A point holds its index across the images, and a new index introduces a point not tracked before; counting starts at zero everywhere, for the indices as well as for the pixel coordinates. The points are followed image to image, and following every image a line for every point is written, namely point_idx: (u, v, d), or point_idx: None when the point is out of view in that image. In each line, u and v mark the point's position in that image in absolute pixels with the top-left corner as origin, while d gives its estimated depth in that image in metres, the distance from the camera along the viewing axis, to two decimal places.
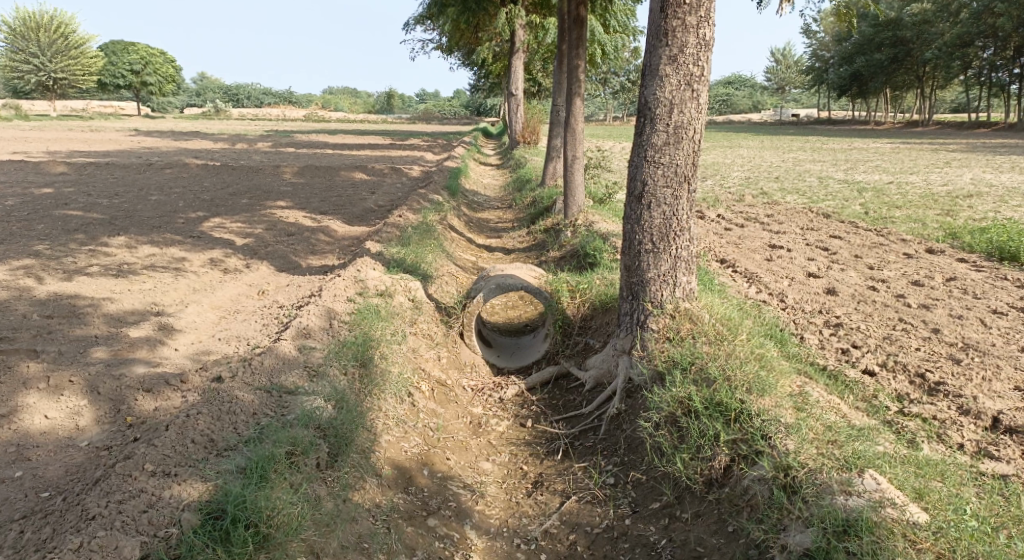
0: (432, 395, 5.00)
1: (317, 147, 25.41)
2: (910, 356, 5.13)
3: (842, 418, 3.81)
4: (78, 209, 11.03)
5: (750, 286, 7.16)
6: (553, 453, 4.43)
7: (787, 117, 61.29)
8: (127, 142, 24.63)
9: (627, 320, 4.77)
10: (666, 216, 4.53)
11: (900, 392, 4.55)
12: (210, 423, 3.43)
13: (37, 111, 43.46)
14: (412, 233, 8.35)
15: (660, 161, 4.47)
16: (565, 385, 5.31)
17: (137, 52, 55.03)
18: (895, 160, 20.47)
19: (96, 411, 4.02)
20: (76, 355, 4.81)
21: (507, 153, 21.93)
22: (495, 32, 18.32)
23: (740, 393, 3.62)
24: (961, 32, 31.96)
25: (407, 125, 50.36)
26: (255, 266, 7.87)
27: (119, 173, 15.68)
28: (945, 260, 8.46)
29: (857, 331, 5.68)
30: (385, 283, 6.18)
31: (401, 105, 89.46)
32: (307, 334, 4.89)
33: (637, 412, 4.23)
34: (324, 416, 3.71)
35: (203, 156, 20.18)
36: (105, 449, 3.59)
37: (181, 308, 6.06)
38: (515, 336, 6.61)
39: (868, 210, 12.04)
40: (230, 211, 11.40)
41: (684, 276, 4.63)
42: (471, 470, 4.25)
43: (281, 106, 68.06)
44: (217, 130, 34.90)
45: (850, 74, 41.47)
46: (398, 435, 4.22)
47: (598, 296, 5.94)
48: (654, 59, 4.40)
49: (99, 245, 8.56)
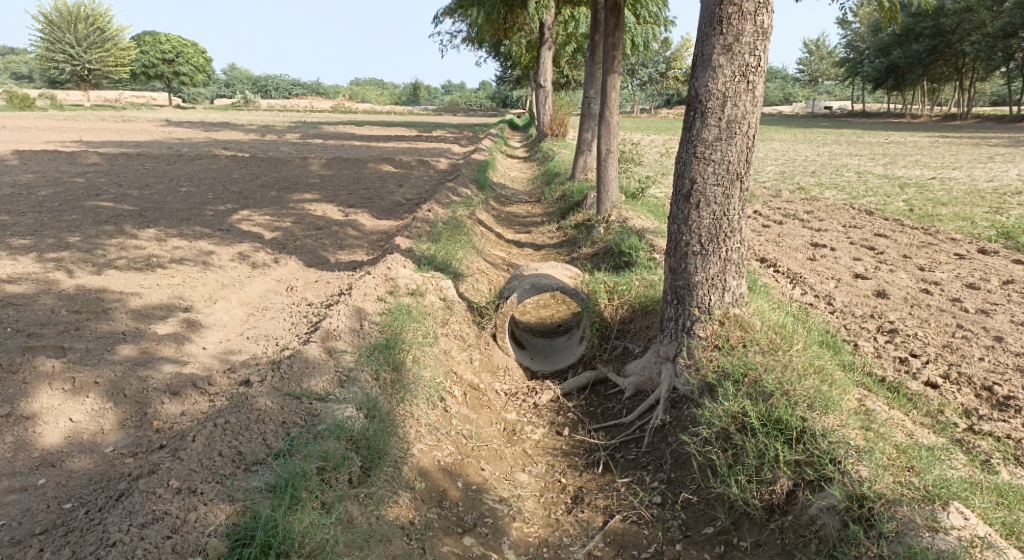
0: (465, 400, 4.80)
1: (344, 138, 25.31)
2: (974, 367, 4.79)
3: (909, 437, 3.52)
4: (109, 201, 11.05)
5: (794, 288, 6.83)
6: (592, 466, 4.22)
7: (819, 109, 59.84)
8: (158, 132, 24.83)
9: (672, 326, 4.50)
10: (716, 215, 4.25)
11: (968, 407, 4.22)
12: (238, 434, 3.26)
13: (72, 101, 44.19)
14: (442, 228, 8.16)
15: (710, 157, 4.20)
16: (603, 392, 5.08)
17: (169, 43, 55.82)
18: (936, 155, 19.77)
19: (121, 414, 3.89)
20: (104, 353, 4.70)
21: (534, 145, 21.62)
22: (524, 23, 18.01)
23: (801, 410, 3.35)
24: (1004, 22, 30.88)
25: (433, 118, 50.45)
26: (284, 261, 7.75)
27: (150, 163, 15.78)
28: (1000, 262, 8.01)
29: (914, 338, 5.33)
30: (416, 282, 5.99)
31: (427, 96, 89.18)
32: (337, 334, 4.71)
33: (684, 425, 3.98)
34: (356, 427, 3.52)
35: (232, 147, 20.23)
36: (131, 456, 3.46)
37: (209, 304, 5.94)
38: (549, 338, 6.39)
39: (912, 207, 11.55)
40: (258, 203, 11.33)
41: (734, 280, 4.36)
42: (507, 482, 4.05)
43: (309, 97, 68.61)
44: (246, 121, 35.24)
45: (887, 66, 40.29)
46: (430, 443, 4.04)
47: (637, 298, 5.68)
48: (707, 48, 4.12)
49: (128, 237, 8.52)
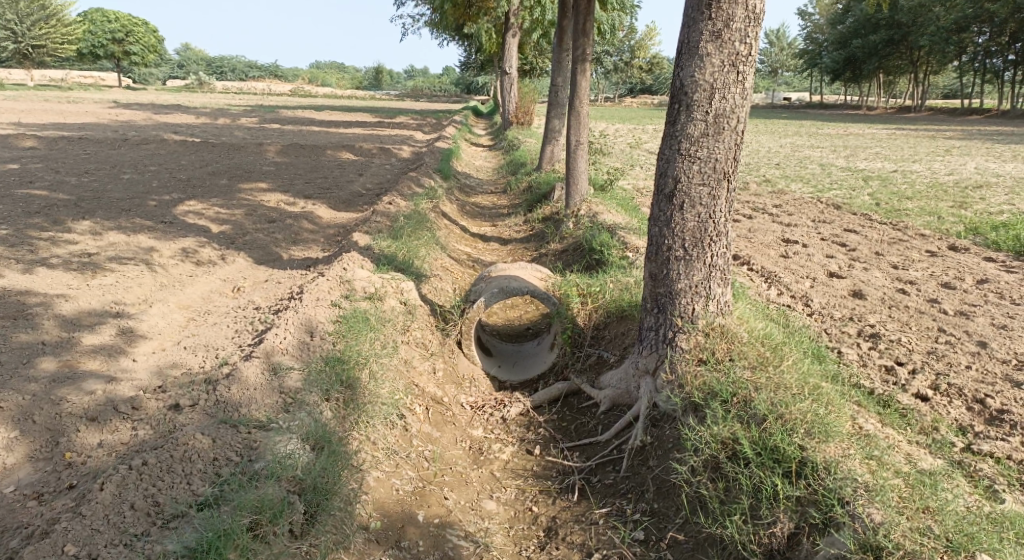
0: (428, 417, 4.39)
1: (303, 123, 24.44)
2: (962, 377, 4.59)
3: (910, 463, 3.28)
4: (43, 189, 10.23)
5: (770, 288, 6.56)
6: (566, 491, 3.86)
7: (779, 100, 60.81)
8: (102, 115, 23.49)
9: (651, 336, 4.14)
10: (701, 218, 3.90)
11: (961, 422, 4.03)
12: (157, 477, 2.79)
13: (12, 80, 41.80)
14: (404, 223, 7.68)
15: (696, 154, 3.84)
16: (577, 405, 4.71)
17: (118, 21, 53.30)
18: (895, 147, 20.06)
19: (29, 445, 3.36)
20: (18, 368, 4.14)
21: (499, 134, 21.07)
22: (488, 8, 17.48)
23: (798, 438, 3.10)
24: (958, 16, 31.64)
25: (395, 103, 49.43)
26: (232, 258, 7.18)
27: (91, 148, 14.80)
28: (971, 259, 7.90)
29: (898, 344, 5.11)
30: (374, 284, 5.51)
31: (390, 81, 87.29)
32: (282, 348, 4.19)
33: (667, 448, 3.65)
34: (300, 463, 3.08)
35: (182, 132, 19.22)
36: (35, 499, 2.96)
37: (144, 308, 5.37)
38: (517, 343, 6.02)
39: (878, 201, 11.50)
40: (207, 193, 10.62)
41: (719, 287, 4.02)
42: (474, 513, 3.65)
43: (266, 81, 66.68)
44: (199, 103, 33.83)
45: (845, 58, 40.76)
46: (388, 470, 3.64)
47: (612, 302, 5.31)
48: (694, 35, 3.75)
49: (61, 230, 7.81)
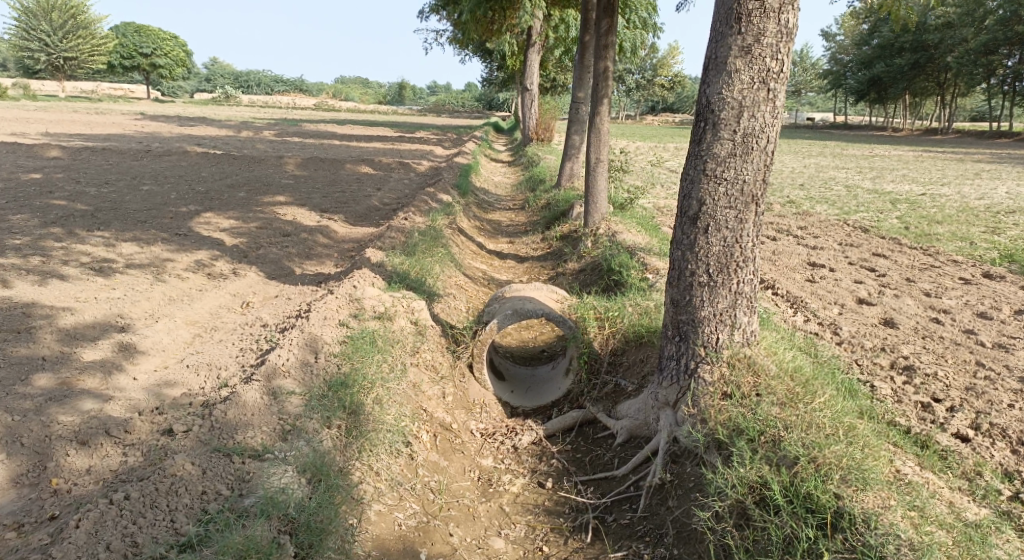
0: (435, 445, 4.18)
1: (324, 137, 24.60)
2: (1005, 415, 4.28)
3: (953, 512, 3.04)
4: (63, 199, 10.25)
5: (796, 315, 6.27)
6: (579, 530, 3.62)
7: (801, 121, 60.18)
8: (128, 126, 23.78)
9: (672, 365, 3.90)
10: (727, 241, 3.68)
11: (1006, 467, 3.74)
12: (138, 515, 2.68)
13: (44, 92, 42.74)
14: (419, 239, 7.53)
15: (722, 175, 3.63)
16: (592, 435, 4.46)
17: (148, 35, 54.31)
18: (923, 169, 19.55)
19: (14, 469, 3.22)
20: (14, 384, 4.01)
21: (519, 150, 20.97)
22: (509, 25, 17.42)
23: (833, 485, 2.89)
24: (986, 39, 30.93)
25: (415, 118, 49.75)
26: (243, 272, 7.06)
27: (114, 159, 14.90)
28: (1008, 288, 7.55)
29: (934, 378, 4.80)
30: (384, 303, 5.34)
31: (413, 97, 87.96)
32: (283, 371, 4.01)
33: (689, 488, 3.41)
34: (293, 498, 2.92)
35: (205, 144, 19.41)
36: (13, 530, 2.79)
37: (150, 323, 5.24)
38: (531, 367, 5.81)
39: (907, 225, 11.13)
40: (224, 205, 10.58)
41: (745, 315, 3.77)
42: (480, 551, 3.44)
43: (289, 95, 67.56)
44: (225, 117, 34.30)
45: (870, 79, 40.12)
46: (391, 503, 3.45)
47: (631, 327, 5.08)
48: (722, 50, 3.55)
49: (74, 241, 7.75)
